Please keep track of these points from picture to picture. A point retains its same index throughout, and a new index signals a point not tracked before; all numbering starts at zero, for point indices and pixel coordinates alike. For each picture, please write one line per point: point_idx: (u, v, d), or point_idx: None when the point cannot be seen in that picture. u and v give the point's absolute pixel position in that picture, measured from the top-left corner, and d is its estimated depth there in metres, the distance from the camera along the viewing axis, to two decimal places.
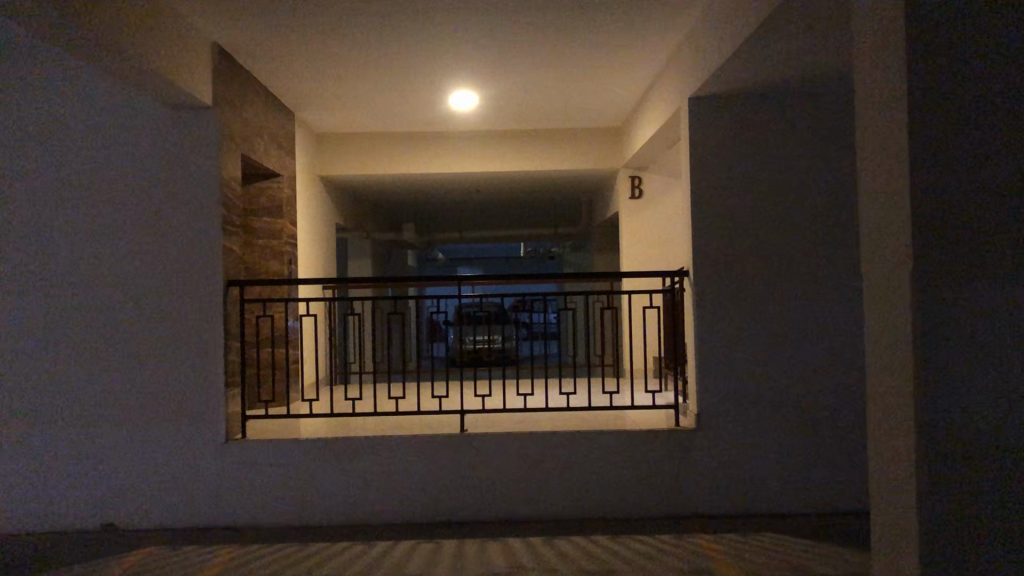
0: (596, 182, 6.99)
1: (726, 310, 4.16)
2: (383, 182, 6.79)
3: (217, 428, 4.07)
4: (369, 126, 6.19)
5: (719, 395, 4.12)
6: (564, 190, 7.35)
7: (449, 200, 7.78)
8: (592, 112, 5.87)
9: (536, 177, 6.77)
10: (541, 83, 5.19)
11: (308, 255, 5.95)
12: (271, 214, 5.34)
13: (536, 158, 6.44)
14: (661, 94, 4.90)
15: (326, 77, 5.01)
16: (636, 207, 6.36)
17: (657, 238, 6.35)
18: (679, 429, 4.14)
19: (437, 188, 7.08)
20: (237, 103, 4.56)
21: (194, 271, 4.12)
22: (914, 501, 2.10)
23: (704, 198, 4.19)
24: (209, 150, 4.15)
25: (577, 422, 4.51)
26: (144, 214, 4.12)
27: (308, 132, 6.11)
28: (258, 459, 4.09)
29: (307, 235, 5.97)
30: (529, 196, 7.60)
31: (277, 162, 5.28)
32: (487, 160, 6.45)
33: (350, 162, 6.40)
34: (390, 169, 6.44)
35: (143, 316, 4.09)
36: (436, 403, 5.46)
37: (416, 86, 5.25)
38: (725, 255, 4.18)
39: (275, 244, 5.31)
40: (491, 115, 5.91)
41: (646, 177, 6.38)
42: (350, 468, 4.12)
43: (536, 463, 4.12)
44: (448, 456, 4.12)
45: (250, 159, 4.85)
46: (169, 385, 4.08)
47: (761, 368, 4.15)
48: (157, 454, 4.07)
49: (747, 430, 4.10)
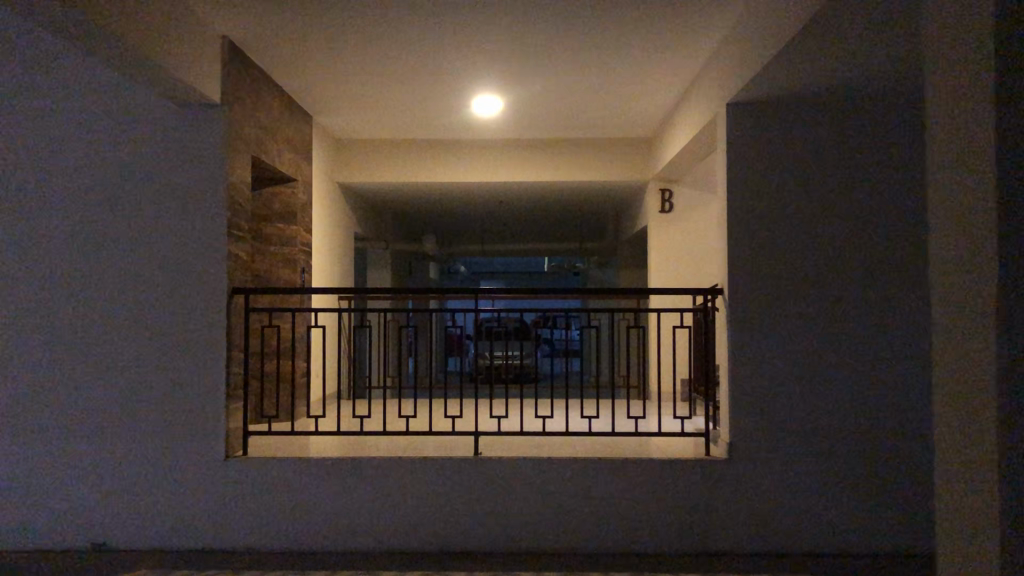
0: (625, 196, 6.72)
1: (762, 332, 3.87)
2: (404, 191, 6.57)
3: (216, 444, 3.84)
4: (390, 132, 5.97)
5: (753, 423, 3.83)
6: (591, 203, 7.08)
7: (472, 211, 7.54)
8: (622, 121, 5.62)
9: (562, 188, 6.52)
10: (570, 88, 4.95)
11: (323, 264, 5.72)
12: (285, 220, 5.12)
13: (563, 169, 6.19)
14: (697, 101, 4.63)
15: (343, 79, 4.79)
16: (666, 223, 6.08)
17: (687, 255, 6.07)
18: (709, 459, 3.85)
19: (460, 198, 6.84)
20: (250, 102, 4.35)
21: (196, 278, 3.89)
22: (991, 563, 1.81)
23: (741, 211, 3.91)
24: (216, 150, 3.94)
25: (600, 447, 4.24)
26: (148, 216, 3.91)
27: (327, 137, 5.91)
28: (259, 480, 3.86)
29: (321, 243, 5.74)
30: (555, 208, 7.35)
31: (292, 166, 5.07)
32: (510, 170, 6.21)
33: (371, 169, 6.18)
34: (411, 177, 6.22)
35: (143, 324, 3.87)
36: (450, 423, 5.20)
37: (440, 91, 5.03)
38: (761, 273, 3.90)
39: (287, 252, 5.09)
40: (516, 123, 5.67)
41: (677, 191, 6.10)
42: (356, 491, 3.87)
43: (553, 491, 3.84)
44: (459, 481, 3.86)
45: (262, 162, 4.63)
46: (166, 398, 3.85)
47: (799, 396, 3.86)
48: (153, 470, 3.84)
49: (782, 462, 3.81)
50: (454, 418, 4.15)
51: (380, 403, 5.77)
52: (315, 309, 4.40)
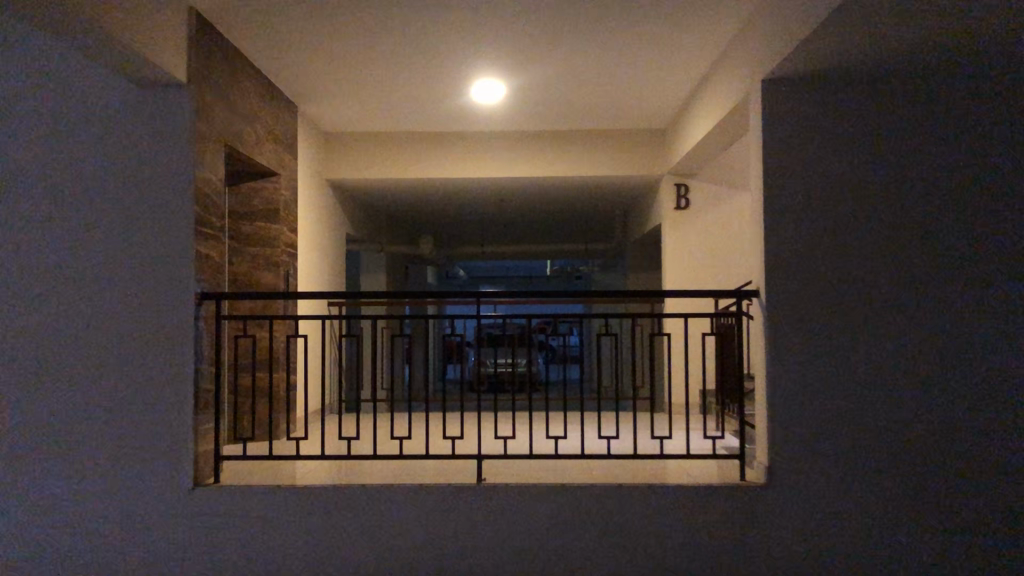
0: (636, 193, 6.26)
1: (802, 340, 3.42)
2: (398, 188, 6.10)
3: (184, 467, 3.40)
4: (382, 123, 5.50)
5: (794, 443, 3.39)
6: (598, 201, 6.63)
7: (471, 211, 7.08)
8: (635, 108, 5.15)
9: (568, 184, 6.06)
10: (580, 73, 4.50)
11: (309, 266, 5.25)
12: (266, 218, 4.65)
13: (570, 163, 5.74)
14: (721, 82, 4.17)
15: (328, 62, 4.33)
16: (681, 221, 5.62)
17: (705, 255, 5.60)
18: (744, 485, 3.40)
19: (458, 195, 6.37)
20: (223, 85, 3.89)
21: (160, 282, 3.43)
22: None
23: (778, 204, 3.45)
24: (182, 137, 3.47)
25: (618, 471, 3.77)
26: (105, 210, 3.44)
27: (315, 130, 5.44)
28: (235, 510, 3.40)
29: (308, 243, 5.26)
30: (559, 207, 6.89)
31: (273, 159, 4.61)
32: (512, 164, 5.75)
33: (362, 165, 5.72)
34: (406, 173, 5.76)
35: (101, 332, 3.41)
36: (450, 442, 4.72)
37: (437, 78, 4.59)
38: (801, 272, 3.45)
39: (268, 252, 4.62)
40: (517, 112, 5.21)
41: (693, 186, 5.66)
42: (344, 524, 3.40)
43: (568, 522, 3.39)
44: (461, 512, 3.40)
45: (237, 152, 4.17)
46: (127, 417, 3.41)
47: (842, 412, 3.43)
48: (115, 497, 3.40)
49: (826, 487, 3.38)
50: (453, 437, 3.69)
51: (373, 419, 5.31)
52: (297, 316, 3.93)
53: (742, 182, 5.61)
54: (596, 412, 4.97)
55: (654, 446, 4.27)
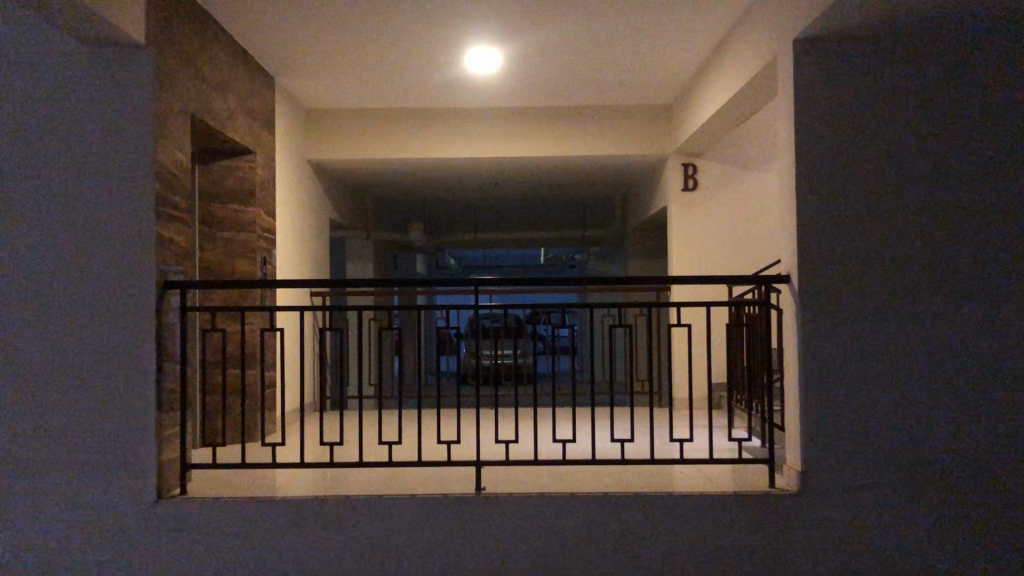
0: (638, 174, 5.88)
1: (840, 330, 3.05)
2: (384, 168, 5.70)
3: (146, 475, 3.01)
4: (367, 98, 5.11)
5: (829, 445, 3.04)
6: (598, 183, 6.25)
7: (462, 194, 6.70)
8: (641, 80, 4.76)
9: (566, 164, 5.67)
10: (584, 39, 4.10)
11: (289, 252, 4.84)
12: (240, 200, 4.26)
13: (570, 142, 5.35)
14: (740, 47, 3.79)
15: (308, 28, 3.94)
16: (690, 203, 5.25)
17: (715, 239, 5.24)
18: (775, 492, 3.04)
19: (449, 176, 5.97)
20: (188, 47, 3.48)
21: (119, 266, 3.04)
22: None
23: (812, 178, 3.07)
24: (140, 104, 3.07)
25: (631, 475, 3.41)
26: (54, 186, 3.04)
27: (294, 106, 5.04)
28: (205, 525, 3.02)
29: (288, 227, 4.86)
30: (556, 190, 6.51)
31: (248, 134, 4.21)
32: (508, 141, 5.36)
33: (346, 144, 5.34)
34: (393, 152, 5.36)
35: (52, 321, 3.02)
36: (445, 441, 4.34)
37: (427, 45, 4.20)
38: (838, 255, 3.07)
39: (243, 237, 4.23)
40: (514, 84, 4.82)
41: (702, 165, 5.28)
42: (328, 539, 3.03)
43: (577, 535, 3.03)
44: (459, 527, 3.03)
45: (206, 125, 3.77)
46: (82, 416, 3.02)
47: (883, 409, 3.07)
48: (70, 508, 3.01)
49: (864, 492, 3.04)
50: (448, 441, 3.32)
51: (361, 418, 4.94)
52: (273, 307, 3.54)
53: (754, 161, 5.25)
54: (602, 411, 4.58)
55: (667, 446, 3.91)
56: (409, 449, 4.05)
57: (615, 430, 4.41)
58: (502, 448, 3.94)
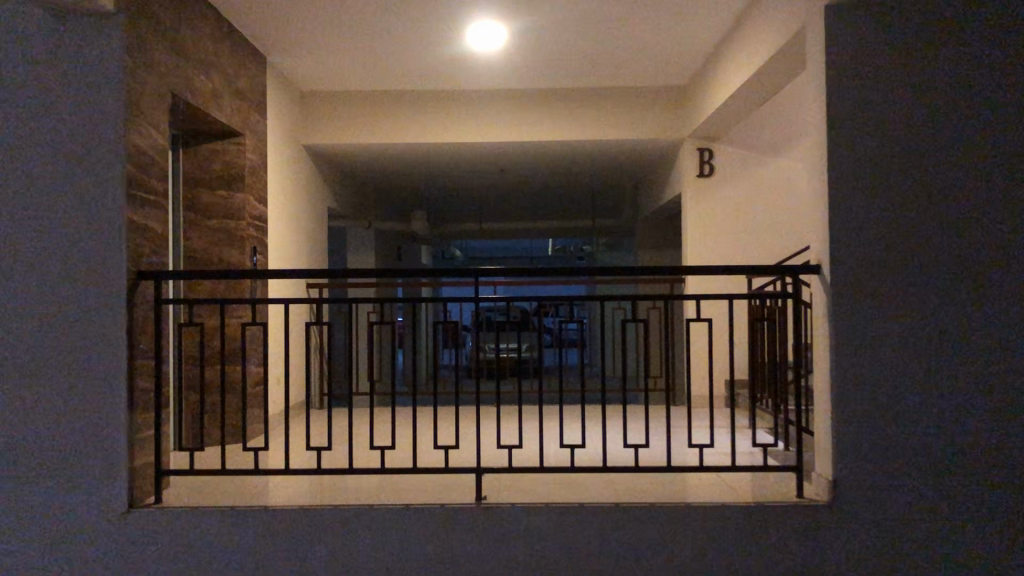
0: (650, 160, 5.61)
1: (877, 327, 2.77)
2: (384, 155, 5.44)
3: (118, 483, 2.76)
4: (366, 80, 4.84)
5: (865, 453, 2.76)
6: (608, 171, 5.97)
7: (466, 182, 6.43)
8: (655, 58, 4.49)
9: (576, 150, 5.40)
10: (594, 14, 3.83)
11: (282, 242, 4.59)
12: (228, 185, 4.01)
13: (580, 125, 5.08)
14: (764, 19, 3.50)
15: (301, 2, 3.68)
16: (706, 190, 4.98)
17: (731, 229, 4.98)
18: (803, 504, 2.78)
19: (453, 163, 5.71)
20: (165, 18, 3.22)
21: (88, 254, 2.78)
22: None
23: (846, 160, 2.80)
24: (109, 77, 2.81)
25: (646, 484, 3.15)
26: (15, 166, 2.78)
27: (287, 87, 4.77)
28: (180, 537, 2.77)
29: (281, 215, 4.60)
30: (563, 177, 6.24)
31: (236, 115, 3.95)
32: (514, 126, 5.10)
33: (343, 128, 5.08)
34: (393, 137, 5.10)
35: (15, 313, 2.76)
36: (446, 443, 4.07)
37: (426, 19, 3.92)
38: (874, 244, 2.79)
39: (231, 225, 3.98)
40: (521, 64, 4.55)
41: (718, 150, 5.00)
42: (314, 554, 2.78)
43: (587, 551, 2.76)
44: (457, 541, 2.77)
45: (189, 104, 3.52)
46: (47, 418, 2.76)
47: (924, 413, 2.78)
48: (34, 516, 2.76)
49: (903, 504, 2.76)
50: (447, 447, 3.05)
51: (359, 418, 4.69)
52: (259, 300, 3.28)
53: (774, 146, 4.98)
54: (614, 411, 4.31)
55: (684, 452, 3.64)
56: (407, 452, 3.80)
57: (626, 431, 4.15)
58: (507, 452, 3.69)
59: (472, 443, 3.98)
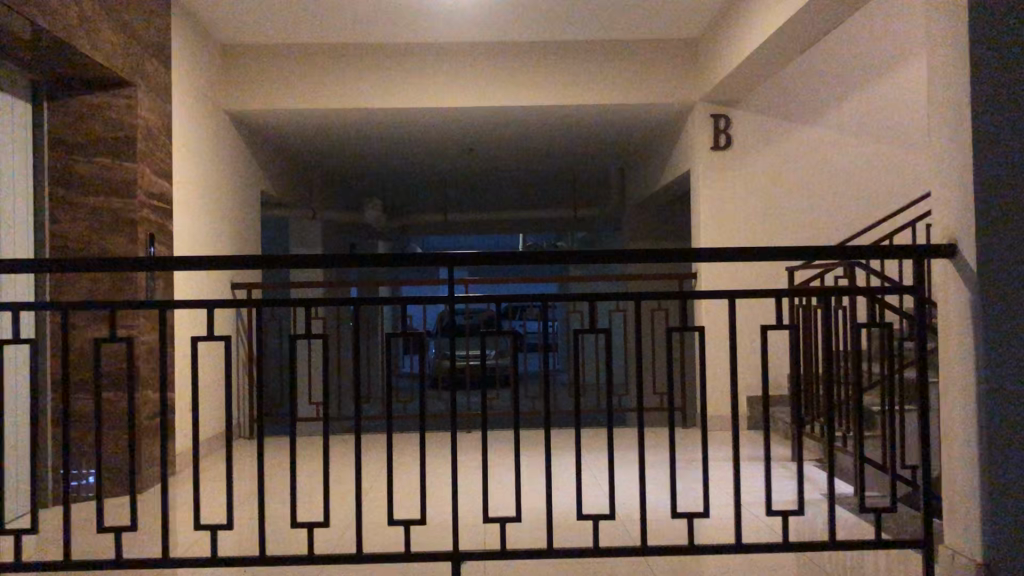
0: (648, 134, 4.71)
1: None
2: (328, 125, 4.46)
3: None
4: (305, 28, 3.88)
5: None
6: (597, 146, 5.05)
7: (428, 161, 5.46)
8: None
9: (560, 119, 4.45)
10: None
11: (190, 229, 3.59)
12: (111, 152, 3.01)
13: (568, 87, 4.16)
14: None
15: None
16: (722, 167, 4.10)
17: (752, 214, 4.12)
18: None
19: (411, 136, 4.74)
20: None
21: None
22: None
23: None
24: None
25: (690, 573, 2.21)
26: None
27: (201, 33, 3.77)
28: None
29: (191, 197, 3.61)
30: (542, 155, 5.29)
31: (123, 57, 2.96)
32: (484, 87, 4.15)
33: (276, 89, 4.10)
34: (337, 102, 4.12)
35: None
36: (403, 496, 3.10)
37: None
38: None
39: (117, 204, 3.00)
40: (498, 4, 3.63)
41: (737, 117, 4.11)
42: None
43: None
44: None
45: (43, 32, 2.52)
46: None
47: None
48: None
49: None
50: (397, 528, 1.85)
51: (292, 462, 3.69)
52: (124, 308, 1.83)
53: (803, 115, 4.13)
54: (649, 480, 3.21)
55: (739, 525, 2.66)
56: (349, 517, 2.85)
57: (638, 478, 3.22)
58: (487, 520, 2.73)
59: (437, 498, 3.06)
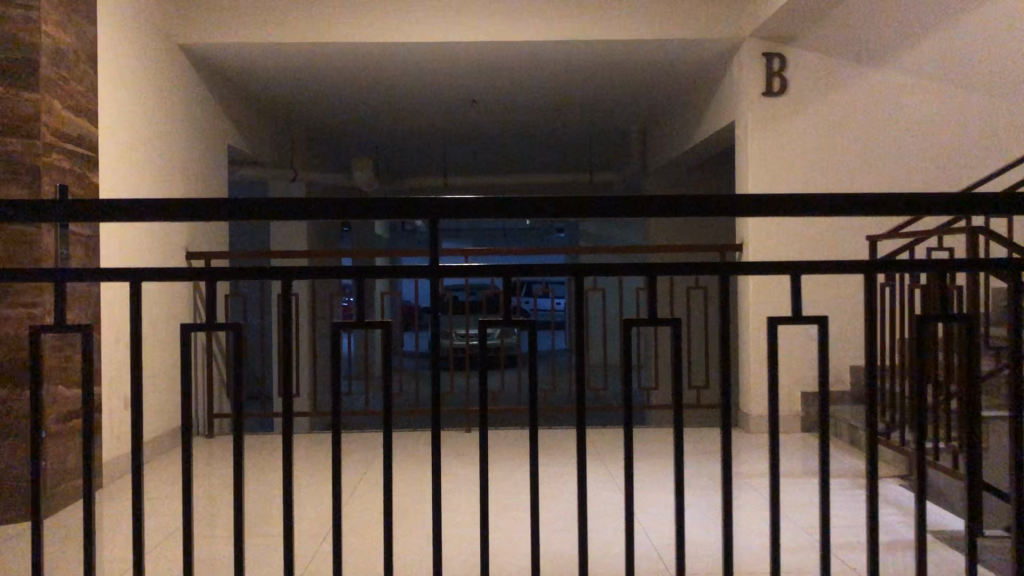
0: (682, 80, 4.01)
1: None
2: (301, 65, 3.75)
3: None
4: None
5: None
6: (620, 95, 4.35)
7: (421, 113, 4.75)
8: None
9: (579, 61, 3.76)
10: None
11: (124, 185, 2.92)
12: (8, 77, 2.33)
13: (591, 21, 3.46)
14: None
15: None
16: (778, 117, 3.41)
17: (810, 173, 3.43)
18: None
19: (402, 80, 4.03)
20: None
21: None
22: None
23: None
24: None
25: None
26: None
27: None
28: None
29: (126, 145, 2.93)
30: (555, 107, 4.60)
31: None
32: (486, 21, 3.46)
33: (241, 19, 3.41)
34: (309, 33, 3.42)
35: None
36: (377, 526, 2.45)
37: None
38: None
39: (14, 144, 2.32)
40: None
41: (794, 58, 3.42)
42: None
43: None
44: None
45: None
46: None
47: None
48: None
49: None
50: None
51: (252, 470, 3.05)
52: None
53: (871, 56, 3.44)
54: (709, 510, 2.52)
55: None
56: (300, 556, 2.20)
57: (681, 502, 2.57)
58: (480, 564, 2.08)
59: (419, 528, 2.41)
